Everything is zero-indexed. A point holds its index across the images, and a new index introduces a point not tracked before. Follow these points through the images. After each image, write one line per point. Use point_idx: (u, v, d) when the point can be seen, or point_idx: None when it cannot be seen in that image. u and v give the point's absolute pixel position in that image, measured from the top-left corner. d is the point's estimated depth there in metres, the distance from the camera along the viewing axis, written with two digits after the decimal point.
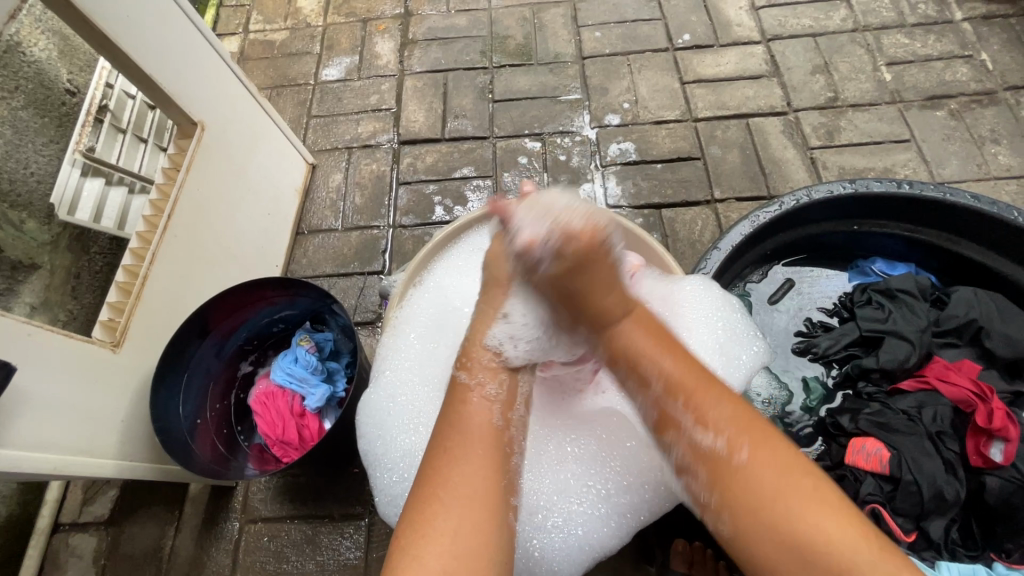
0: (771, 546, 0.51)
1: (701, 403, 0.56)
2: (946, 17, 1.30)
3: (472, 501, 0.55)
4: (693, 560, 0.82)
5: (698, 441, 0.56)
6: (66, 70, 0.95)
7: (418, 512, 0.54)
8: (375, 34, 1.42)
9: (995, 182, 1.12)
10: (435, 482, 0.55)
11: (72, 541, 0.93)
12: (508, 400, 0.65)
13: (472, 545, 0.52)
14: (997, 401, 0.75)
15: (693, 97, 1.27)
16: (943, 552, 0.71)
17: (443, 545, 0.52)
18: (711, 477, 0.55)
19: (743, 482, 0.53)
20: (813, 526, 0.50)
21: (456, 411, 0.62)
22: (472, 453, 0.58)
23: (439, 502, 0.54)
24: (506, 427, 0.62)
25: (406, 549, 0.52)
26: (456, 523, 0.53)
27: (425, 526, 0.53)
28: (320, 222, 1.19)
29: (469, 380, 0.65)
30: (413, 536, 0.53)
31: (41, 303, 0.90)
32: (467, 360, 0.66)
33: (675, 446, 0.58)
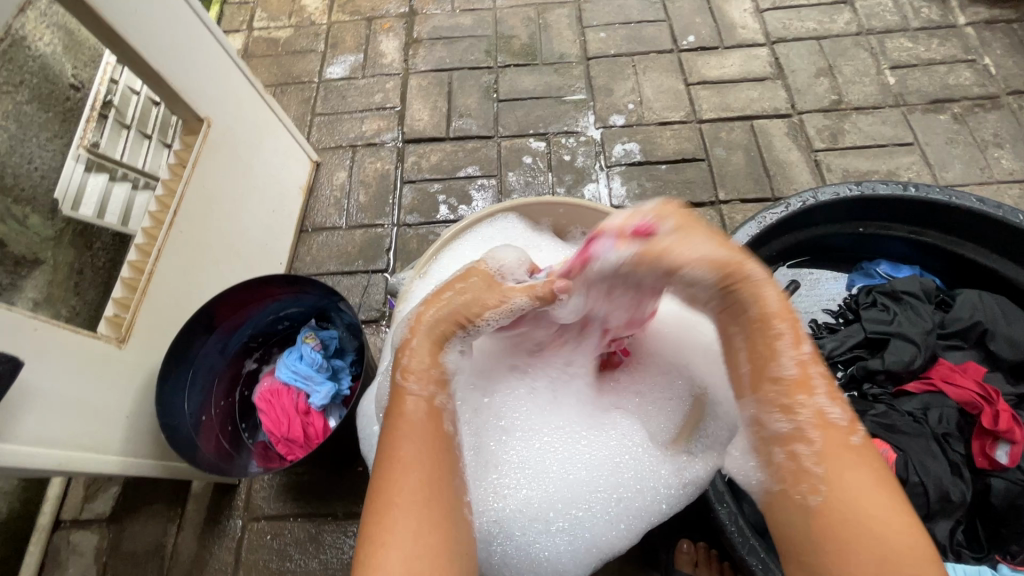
0: (855, 536, 0.50)
1: (827, 391, 0.56)
2: (949, 22, 1.31)
3: (425, 503, 0.54)
4: (699, 561, 0.83)
5: (829, 414, 0.55)
6: (71, 64, 0.94)
7: (375, 521, 0.53)
8: (379, 33, 1.42)
9: (998, 186, 1.12)
10: (388, 491, 0.54)
11: (73, 538, 0.93)
12: (453, 407, 0.64)
13: (430, 547, 0.52)
14: (1003, 403, 0.76)
15: (697, 98, 1.27)
16: (948, 554, 0.72)
17: (401, 551, 0.51)
18: (825, 454, 0.54)
19: (842, 471, 0.52)
20: (891, 528, 0.49)
21: (398, 415, 0.60)
22: (422, 457, 0.57)
23: (393, 509, 0.53)
24: (455, 433, 0.63)
25: (366, 560, 0.51)
26: (413, 528, 0.52)
27: (384, 534, 0.52)
28: (324, 220, 1.19)
29: (405, 383, 0.62)
30: (372, 545, 0.52)
31: (43, 299, 0.88)
32: (408, 365, 0.62)
33: (802, 411, 0.56)
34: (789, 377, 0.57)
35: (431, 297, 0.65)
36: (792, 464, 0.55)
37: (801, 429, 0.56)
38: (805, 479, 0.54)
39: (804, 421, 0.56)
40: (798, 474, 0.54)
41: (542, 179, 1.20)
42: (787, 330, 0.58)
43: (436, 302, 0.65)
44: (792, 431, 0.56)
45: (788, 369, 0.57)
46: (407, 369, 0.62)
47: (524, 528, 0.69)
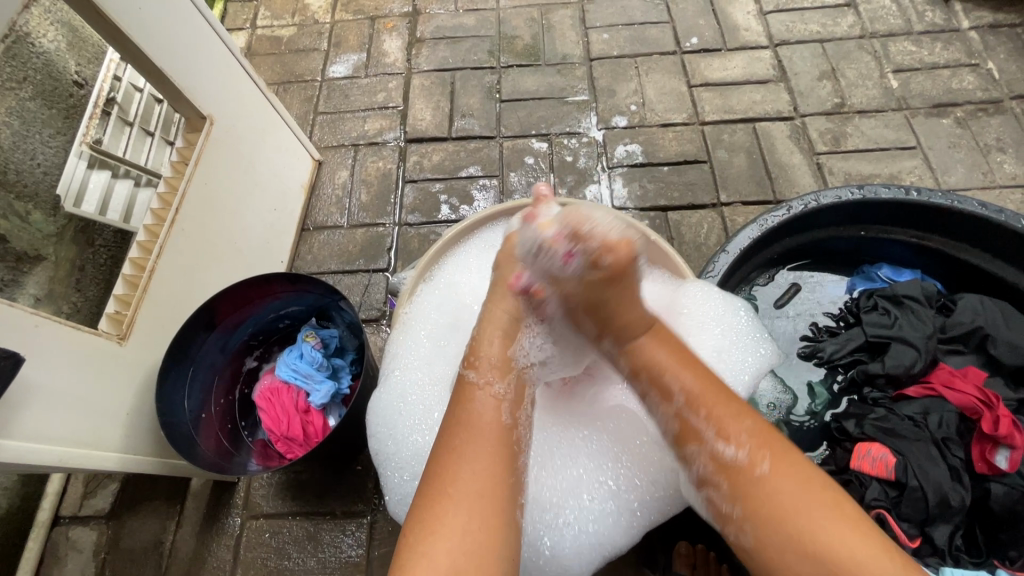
0: (797, 559, 0.52)
1: (724, 417, 0.58)
2: (953, 26, 1.31)
3: (482, 497, 0.55)
4: (695, 563, 0.82)
5: (720, 453, 0.57)
6: (74, 62, 0.94)
7: (426, 510, 0.54)
8: (383, 32, 1.42)
9: (1000, 191, 1.12)
10: (445, 479, 0.55)
11: (73, 534, 0.93)
12: (516, 398, 0.64)
13: (481, 541, 0.52)
14: (1003, 408, 0.75)
15: (700, 100, 1.27)
16: (947, 558, 0.71)
17: (449, 542, 0.52)
18: (733, 488, 0.56)
19: (766, 491, 0.55)
20: (840, 543, 0.51)
21: (461, 408, 0.62)
22: (481, 450, 0.58)
23: (446, 500, 0.54)
24: (514, 425, 0.62)
25: (415, 548, 0.52)
26: (465, 522, 0.53)
27: (434, 524, 0.53)
28: (325, 218, 1.19)
29: (474, 376, 0.64)
30: (422, 534, 0.53)
31: (45, 296, 0.88)
32: (475, 358, 0.66)
33: (697, 458, 0.59)
34: (670, 431, 0.62)
35: (495, 288, 0.70)
36: (713, 506, 0.59)
37: (707, 475, 0.59)
38: (731, 519, 0.57)
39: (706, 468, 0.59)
40: (723, 516, 0.57)
41: (544, 180, 1.20)
42: (658, 383, 0.62)
43: (504, 293, 0.69)
44: (703, 477, 0.59)
45: (669, 424, 0.62)
46: (471, 361, 0.66)
47: (532, 522, 0.69)
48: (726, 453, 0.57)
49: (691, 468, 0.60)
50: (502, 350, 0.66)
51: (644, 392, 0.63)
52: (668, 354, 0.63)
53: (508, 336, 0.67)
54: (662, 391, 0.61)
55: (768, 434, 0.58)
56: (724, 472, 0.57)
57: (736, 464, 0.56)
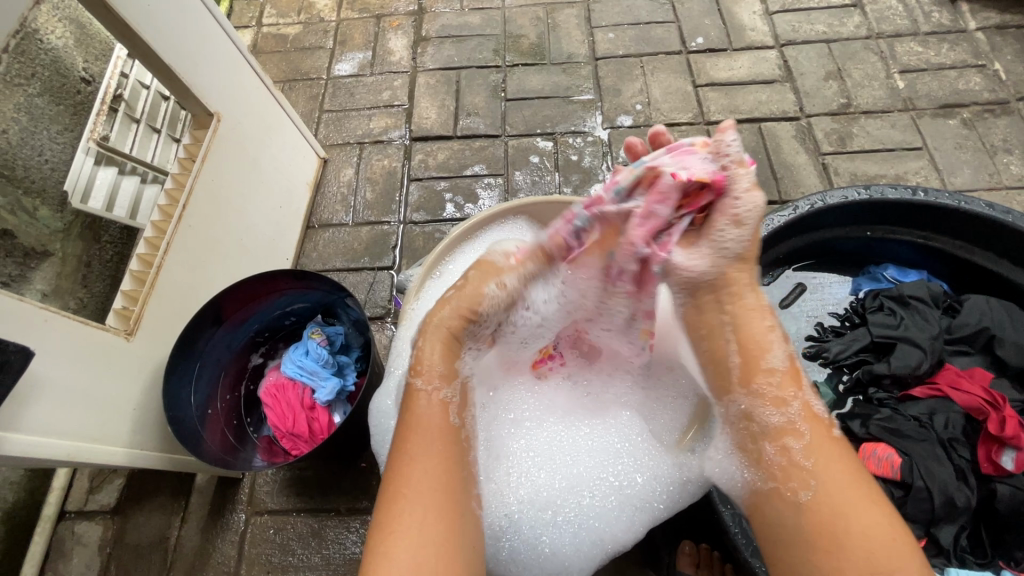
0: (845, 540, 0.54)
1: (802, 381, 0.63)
2: (960, 27, 1.31)
3: (435, 494, 0.56)
4: (700, 563, 0.82)
5: (813, 409, 0.62)
6: (81, 58, 0.95)
7: (384, 514, 0.55)
8: (388, 31, 1.42)
9: (1007, 192, 1.12)
10: (398, 482, 0.56)
11: (78, 529, 0.93)
12: (462, 400, 0.66)
13: (440, 536, 0.54)
14: (1010, 409, 0.75)
15: (705, 100, 1.27)
16: (952, 559, 0.72)
17: (410, 541, 0.53)
18: (801, 457, 0.59)
19: (821, 474, 0.57)
20: (883, 530, 0.53)
21: (411, 411, 0.62)
22: (430, 451, 0.59)
23: (402, 500, 0.55)
24: (462, 426, 0.64)
25: (375, 549, 0.53)
26: (420, 520, 0.54)
27: (391, 524, 0.54)
28: (330, 216, 1.19)
29: (419, 383, 0.63)
30: (381, 535, 0.54)
31: (52, 291, 0.90)
32: (418, 365, 0.63)
33: (794, 403, 0.62)
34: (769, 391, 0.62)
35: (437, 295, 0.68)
36: (765, 478, 0.61)
37: (791, 423, 0.61)
38: (795, 475, 0.58)
39: (796, 415, 0.61)
40: (778, 489, 0.59)
41: (549, 179, 1.20)
42: (743, 351, 0.64)
43: (442, 303, 0.67)
44: (782, 425, 0.61)
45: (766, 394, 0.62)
46: (418, 369, 0.64)
47: (531, 520, 0.69)
48: (812, 410, 0.62)
49: (757, 433, 0.62)
50: (445, 356, 0.65)
51: (724, 355, 0.64)
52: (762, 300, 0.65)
53: (452, 345, 0.66)
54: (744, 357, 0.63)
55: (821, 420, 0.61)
56: (813, 422, 0.61)
57: (792, 432, 0.61)
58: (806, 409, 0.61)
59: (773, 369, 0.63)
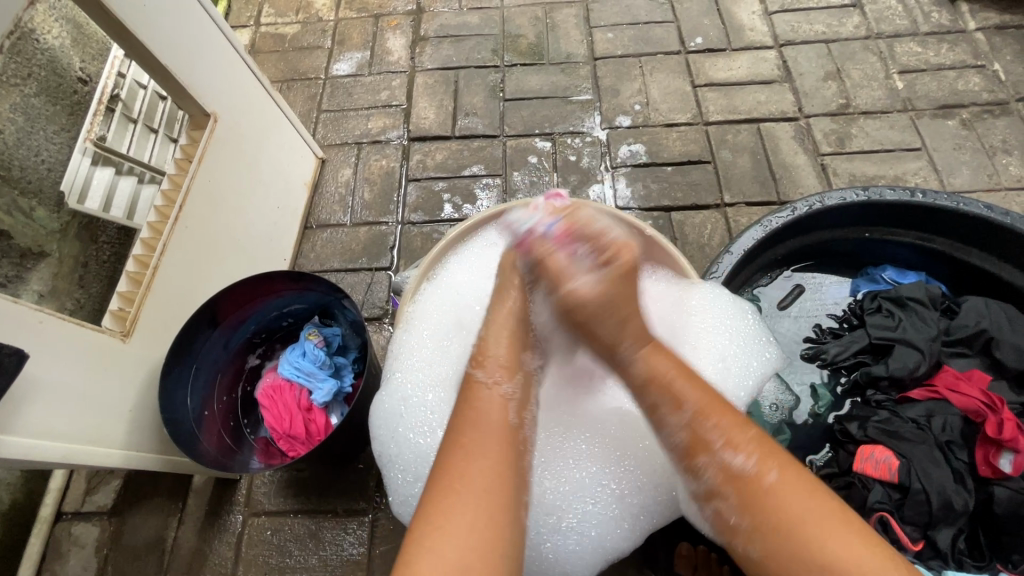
0: (805, 568, 0.52)
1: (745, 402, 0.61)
2: (959, 27, 1.30)
3: (490, 494, 0.54)
4: (697, 564, 0.82)
5: (731, 463, 0.57)
6: (78, 58, 0.95)
7: (436, 503, 0.53)
8: (386, 30, 1.42)
9: (1006, 193, 1.12)
10: (454, 477, 0.55)
11: (75, 530, 0.93)
12: (522, 399, 0.64)
13: (486, 540, 0.51)
14: (1008, 412, 0.75)
15: (704, 100, 1.27)
16: (949, 562, 0.71)
17: (458, 535, 0.51)
18: (743, 500, 0.56)
19: (779, 506, 0.54)
20: (839, 539, 0.51)
21: (469, 403, 0.61)
22: (488, 448, 0.57)
23: (454, 495, 0.53)
24: (520, 426, 0.62)
25: (420, 542, 0.51)
26: (470, 519, 0.52)
27: (440, 519, 0.52)
28: (328, 217, 1.19)
29: (480, 377, 0.63)
30: (426, 530, 0.52)
31: (49, 291, 0.89)
32: (481, 357, 0.64)
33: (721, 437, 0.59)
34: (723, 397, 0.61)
35: (500, 289, 0.69)
36: (721, 519, 0.58)
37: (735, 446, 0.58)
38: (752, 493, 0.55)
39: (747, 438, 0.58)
40: (731, 530, 0.57)
41: (547, 179, 1.20)
42: (671, 393, 0.61)
43: (508, 293, 0.68)
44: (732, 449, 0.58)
45: (674, 435, 0.60)
46: (479, 361, 0.65)
47: (536, 525, 0.69)
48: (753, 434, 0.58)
49: (698, 481, 0.59)
50: (509, 350, 0.65)
51: (652, 406, 0.62)
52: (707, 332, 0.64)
53: (516, 340, 0.67)
54: (670, 401, 0.60)
55: (771, 446, 0.57)
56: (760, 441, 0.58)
57: (746, 476, 0.56)
58: (753, 453, 0.57)
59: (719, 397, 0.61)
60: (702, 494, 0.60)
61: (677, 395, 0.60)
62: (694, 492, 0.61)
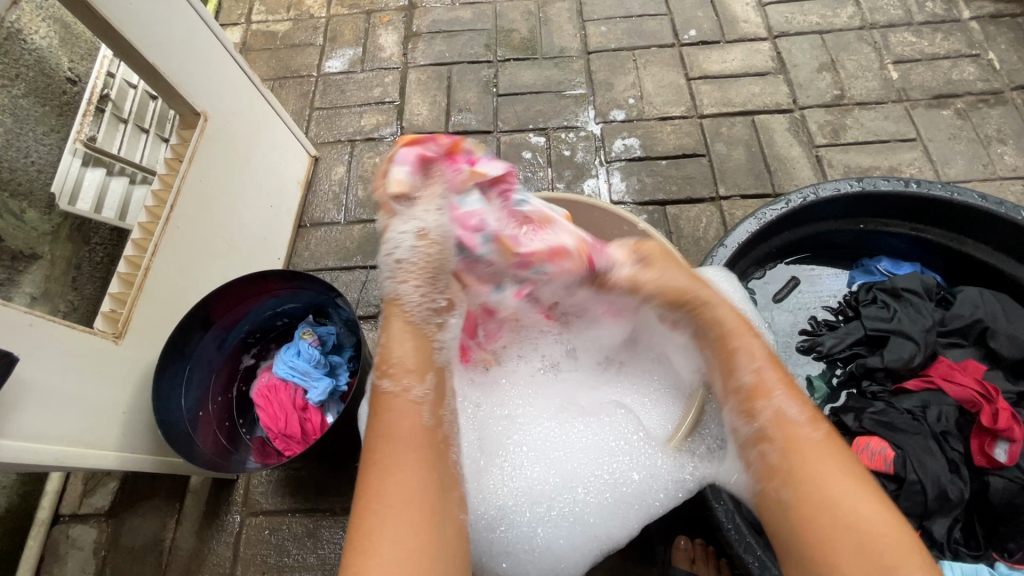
0: (829, 523, 0.51)
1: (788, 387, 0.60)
2: (954, 16, 1.30)
3: (408, 504, 0.54)
4: (695, 557, 0.83)
5: (787, 414, 0.58)
6: (66, 58, 0.94)
7: (358, 527, 0.53)
8: (378, 26, 1.41)
9: (1001, 182, 1.11)
10: (369, 496, 0.54)
11: (72, 533, 0.93)
12: (436, 399, 0.64)
13: (413, 551, 0.51)
14: (1003, 401, 0.75)
15: (698, 94, 1.26)
16: (945, 551, 0.72)
17: (383, 553, 0.50)
18: (785, 449, 0.57)
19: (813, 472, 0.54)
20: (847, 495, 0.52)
21: (380, 413, 0.60)
22: (401, 459, 0.57)
23: (372, 513, 0.53)
24: (436, 426, 0.62)
25: (351, 566, 0.50)
26: (395, 530, 0.52)
27: (367, 542, 0.51)
28: (322, 215, 1.18)
29: (393, 389, 0.62)
30: (355, 553, 0.51)
31: (41, 294, 0.89)
32: (385, 366, 0.63)
33: (764, 413, 0.59)
34: (745, 384, 0.61)
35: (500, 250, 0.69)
36: (764, 461, 0.58)
37: (764, 432, 0.59)
38: (775, 476, 0.57)
39: (765, 424, 0.59)
40: (769, 472, 0.57)
41: (542, 174, 1.19)
42: (748, 346, 0.63)
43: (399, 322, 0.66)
44: (755, 434, 0.59)
45: (745, 377, 0.61)
46: (386, 366, 0.64)
47: (526, 514, 0.69)
48: (790, 412, 0.58)
49: (753, 422, 0.60)
50: (415, 351, 0.64)
51: (734, 351, 0.63)
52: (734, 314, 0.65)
53: (421, 339, 0.66)
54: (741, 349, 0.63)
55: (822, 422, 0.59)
56: (783, 428, 0.58)
57: (795, 424, 0.58)
58: (808, 407, 0.59)
59: (740, 386, 0.62)
60: (747, 440, 0.61)
61: (738, 360, 0.62)
62: (740, 439, 0.62)
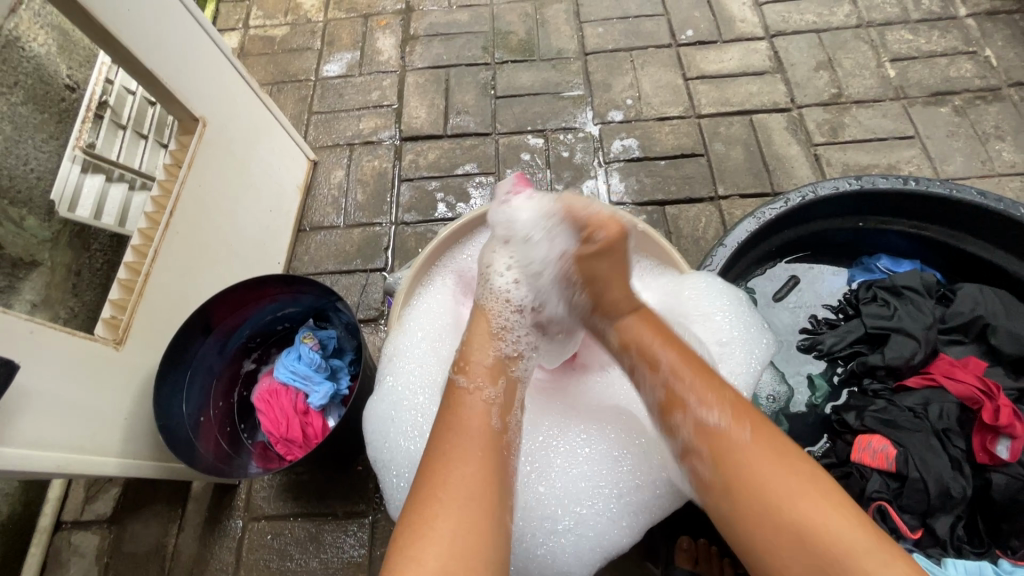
0: (783, 532, 0.52)
1: (703, 389, 0.59)
2: (950, 13, 1.30)
3: (470, 501, 0.54)
4: (698, 557, 0.82)
5: (703, 419, 0.58)
6: (65, 65, 0.94)
7: (415, 513, 0.54)
8: (376, 30, 1.41)
9: (999, 179, 1.11)
10: (434, 486, 0.55)
11: (75, 539, 0.93)
12: (505, 404, 0.65)
13: (464, 548, 0.51)
14: (1004, 397, 0.75)
15: (696, 94, 1.26)
16: (949, 550, 0.71)
17: (439, 547, 0.51)
18: (714, 457, 0.57)
19: (754, 474, 0.54)
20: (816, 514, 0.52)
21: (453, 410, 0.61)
22: (471, 456, 0.57)
23: (435, 504, 0.54)
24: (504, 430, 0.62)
25: (404, 552, 0.52)
26: (452, 528, 0.52)
27: (423, 527, 0.52)
28: (322, 219, 1.18)
29: (463, 379, 0.65)
30: (409, 539, 0.52)
31: (42, 301, 0.89)
32: (465, 365, 0.66)
33: (681, 426, 0.60)
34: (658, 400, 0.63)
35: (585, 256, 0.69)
36: (696, 476, 0.59)
37: (690, 446, 0.59)
38: (714, 491, 0.57)
39: (688, 439, 0.59)
40: (705, 485, 0.58)
41: (540, 175, 1.19)
42: (648, 355, 0.64)
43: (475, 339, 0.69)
44: (685, 449, 0.60)
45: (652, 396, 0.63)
46: None
47: (532, 525, 0.69)
48: (709, 420, 0.58)
49: (677, 439, 0.61)
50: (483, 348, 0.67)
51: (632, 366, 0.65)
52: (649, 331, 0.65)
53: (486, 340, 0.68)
54: (648, 362, 0.63)
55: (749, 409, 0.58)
56: (708, 441, 0.58)
57: (718, 431, 0.57)
58: (727, 407, 0.58)
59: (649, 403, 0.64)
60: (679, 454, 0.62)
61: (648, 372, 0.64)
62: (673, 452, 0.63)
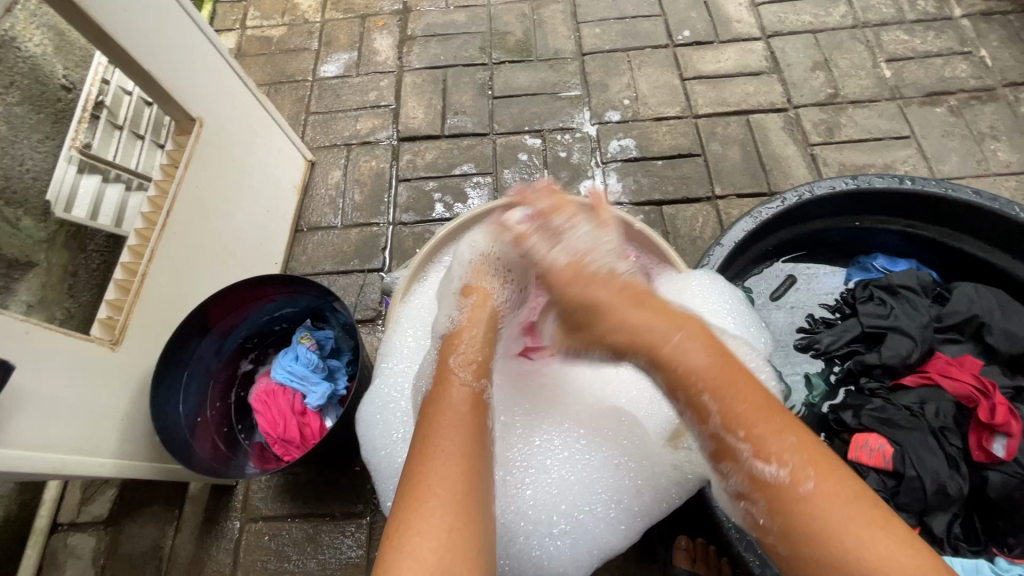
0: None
1: (764, 434, 0.55)
2: (945, 14, 1.31)
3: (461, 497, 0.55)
4: (696, 557, 0.83)
5: (762, 470, 0.55)
6: (62, 65, 0.94)
7: (406, 511, 0.53)
8: (373, 30, 1.41)
9: (994, 179, 1.12)
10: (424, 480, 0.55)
11: (71, 541, 0.92)
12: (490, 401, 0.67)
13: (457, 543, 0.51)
14: (1000, 396, 0.75)
15: (692, 94, 1.27)
16: (945, 547, 0.72)
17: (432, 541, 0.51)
18: (773, 505, 0.54)
19: (811, 515, 0.52)
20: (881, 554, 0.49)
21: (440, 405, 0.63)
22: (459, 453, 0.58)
23: (429, 499, 0.53)
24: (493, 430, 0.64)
25: (398, 550, 0.51)
26: (446, 522, 0.52)
27: (418, 524, 0.52)
28: (319, 219, 1.18)
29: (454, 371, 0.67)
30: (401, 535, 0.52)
31: (38, 301, 0.89)
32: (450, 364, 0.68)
33: (737, 475, 0.57)
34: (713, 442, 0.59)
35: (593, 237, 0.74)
36: (752, 518, 0.57)
37: (748, 492, 0.56)
38: (770, 534, 0.55)
39: (745, 486, 0.56)
40: (762, 529, 0.56)
41: (537, 175, 1.19)
42: (699, 403, 0.59)
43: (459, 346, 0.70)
44: (742, 492, 0.57)
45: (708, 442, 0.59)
46: None
47: (528, 529, 0.69)
48: (768, 471, 0.54)
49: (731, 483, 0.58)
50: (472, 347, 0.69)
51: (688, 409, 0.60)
52: (707, 362, 0.60)
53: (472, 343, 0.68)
54: (701, 412, 0.58)
55: (813, 449, 0.55)
56: (765, 490, 0.54)
57: (778, 482, 0.54)
58: (789, 458, 0.54)
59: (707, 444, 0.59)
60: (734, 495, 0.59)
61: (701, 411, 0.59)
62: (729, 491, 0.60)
